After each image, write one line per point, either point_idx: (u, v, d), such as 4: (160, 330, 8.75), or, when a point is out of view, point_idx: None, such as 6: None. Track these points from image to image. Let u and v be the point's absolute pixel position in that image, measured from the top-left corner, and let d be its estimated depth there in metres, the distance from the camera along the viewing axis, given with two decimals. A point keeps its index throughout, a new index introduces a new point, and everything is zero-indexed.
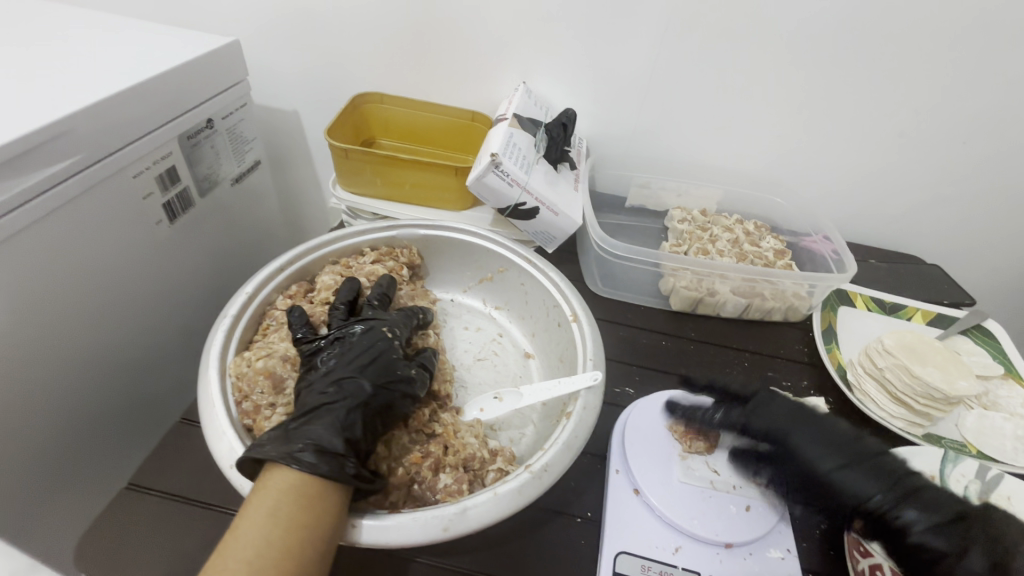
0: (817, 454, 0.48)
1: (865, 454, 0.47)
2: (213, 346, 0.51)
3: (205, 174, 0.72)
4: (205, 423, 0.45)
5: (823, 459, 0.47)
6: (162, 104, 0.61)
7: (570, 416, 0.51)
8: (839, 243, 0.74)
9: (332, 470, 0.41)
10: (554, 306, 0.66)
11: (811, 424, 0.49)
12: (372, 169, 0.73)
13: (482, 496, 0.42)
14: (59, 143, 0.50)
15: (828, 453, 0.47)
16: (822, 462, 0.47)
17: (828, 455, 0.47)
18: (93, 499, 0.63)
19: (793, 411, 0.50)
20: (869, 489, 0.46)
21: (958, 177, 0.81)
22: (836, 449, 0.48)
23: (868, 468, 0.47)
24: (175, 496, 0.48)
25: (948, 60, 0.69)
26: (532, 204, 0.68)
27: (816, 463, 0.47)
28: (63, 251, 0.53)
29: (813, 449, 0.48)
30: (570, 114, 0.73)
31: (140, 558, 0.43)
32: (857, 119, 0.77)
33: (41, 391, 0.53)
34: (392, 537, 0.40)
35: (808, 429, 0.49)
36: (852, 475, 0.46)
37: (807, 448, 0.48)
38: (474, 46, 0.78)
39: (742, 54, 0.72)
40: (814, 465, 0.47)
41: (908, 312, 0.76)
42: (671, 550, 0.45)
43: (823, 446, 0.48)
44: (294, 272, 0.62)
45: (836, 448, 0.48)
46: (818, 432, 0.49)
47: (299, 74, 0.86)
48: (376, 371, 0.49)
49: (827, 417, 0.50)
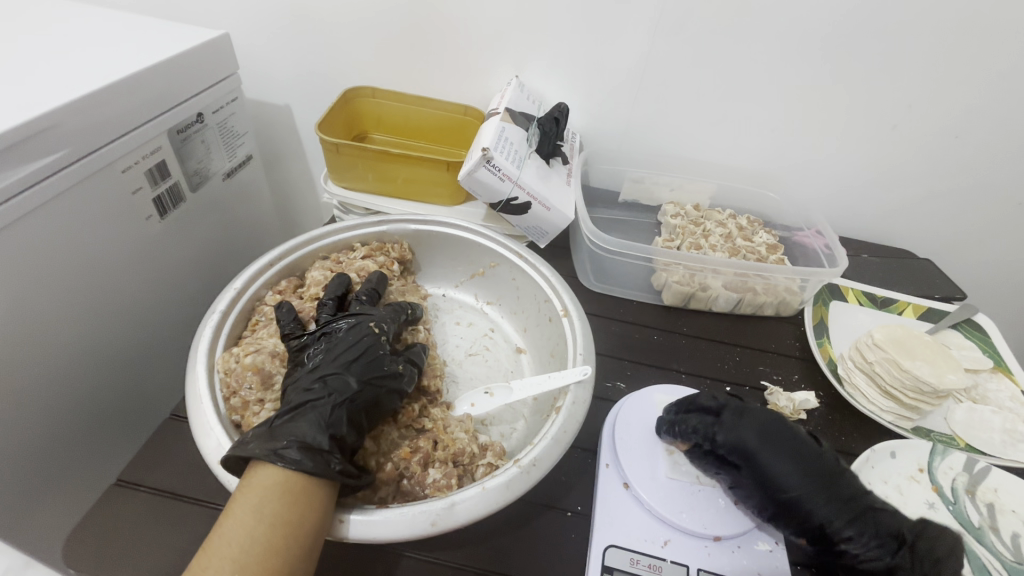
0: (784, 475, 0.45)
1: (827, 476, 0.45)
2: (201, 342, 0.51)
3: (195, 169, 0.72)
4: (192, 419, 0.45)
5: (788, 480, 0.45)
6: (151, 97, 0.60)
7: (559, 410, 0.51)
8: (831, 238, 0.74)
9: (317, 466, 0.41)
10: (545, 301, 0.66)
11: (779, 442, 0.46)
12: (363, 164, 0.73)
13: (470, 491, 0.43)
14: (45, 137, 0.50)
15: (795, 474, 0.45)
16: (786, 483, 0.45)
17: (795, 476, 0.45)
18: (83, 495, 0.63)
19: (764, 427, 0.47)
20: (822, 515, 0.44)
21: (950, 172, 0.81)
22: (801, 468, 0.45)
23: (830, 491, 0.44)
24: (163, 491, 0.47)
25: (940, 54, 0.69)
26: (523, 198, 0.67)
27: (779, 483, 0.45)
28: (50, 246, 0.53)
29: (781, 469, 0.45)
30: (563, 108, 0.72)
31: (128, 554, 0.43)
32: (849, 114, 0.77)
33: (29, 388, 0.53)
34: (380, 532, 0.40)
35: (773, 452, 0.46)
36: (815, 498, 0.44)
37: (775, 468, 0.45)
38: (467, 39, 0.77)
39: (736, 47, 0.72)
40: (778, 485, 0.45)
41: (899, 306, 0.76)
42: (659, 544, 0.45)
43: (790, 466, 0.45)
44: (283, 268, 0.62)
45: (801, 468, 0.45)
46: (782, 455, 0.46)
47: (291, 67, 0.85)
48: (363, 367, 0.49)
49: (794, 439, 0.47)
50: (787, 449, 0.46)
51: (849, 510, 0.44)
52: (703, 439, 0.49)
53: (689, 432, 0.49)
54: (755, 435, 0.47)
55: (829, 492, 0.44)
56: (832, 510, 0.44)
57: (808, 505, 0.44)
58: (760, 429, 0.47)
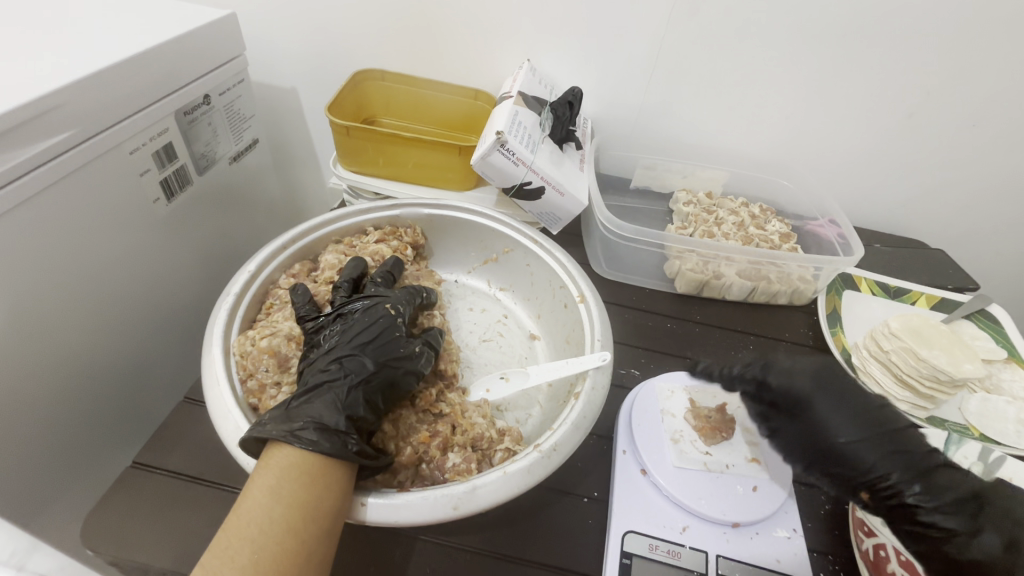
0: (842, 423, 0.44)
1: (891, 432, 0.43)
2: (216, 325, 0.50)
3: (202, 152, 0.71)
4: (210, 402, 0.45)
5: (848, 428, 0.44)
6: (159, 78, 0.59)
7: (578, 396, 0.50)
8: (845, 227, 0.74)
9: (335, 447, 0.40)
10: (560, 287, 0.66)
11: (835, 391, 0.46)
12: (374, 147, 0.72)
13: (492, 475, 0.42)
14: (51, 117, 0.48)
15: (850, 427, 0.44)
16: (851, 427, 0.44)
17: (849, 427, 0.44)
18: (94, 480, 0.63)
19: (817, 379, 0.46)
20: (886, 467, 0.42)
21: (964, 162, 0.80)
22: (858, 422, 0.44)
23: (888, 446, 0.43)
24: (179, 475, 0.47)
25: (960, 42, 0.67)
26: (538, 183, 0.66)
27: (836, 429, 0.44)
28: (57, 229, 0.52)
29: (836, 421, 0.44)
30: (576, 92, 0.71)
31: (145, 537, 0.43)
32: (867, 101, 0.75)
33: (41, 371, 0.53)
34: (403, 516, 0.40)
35: (831, 398, 0.45)
36: (873, 445, 0.43)
37: (828, 417, 0.44)
38: (478, 23, 0.76)
39: (752, 32, 0.70)
40: (838, 431, 0.44)
41: (913, 296, 0.76)
42: (678, 530, 0.45)
43: (848, 414, 0.44)
44: (296, 251, 0.61)
45: (857, 417, 0.44)
46: (840, 402, 0.45)
47: (298, 50, 0.84)
48: (378, 349, 0.49)
49: (849, 387, 0.46)
50: (844, 398, 0.45)
51: (905, 456, 0.42)
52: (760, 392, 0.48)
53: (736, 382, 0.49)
54: (809, 382, 0.46)
55: (882, 436, 0.43)
56: (893, 462, 0.42)
57: (865, 452, 0.43)
58: (822, 385, 0.46)
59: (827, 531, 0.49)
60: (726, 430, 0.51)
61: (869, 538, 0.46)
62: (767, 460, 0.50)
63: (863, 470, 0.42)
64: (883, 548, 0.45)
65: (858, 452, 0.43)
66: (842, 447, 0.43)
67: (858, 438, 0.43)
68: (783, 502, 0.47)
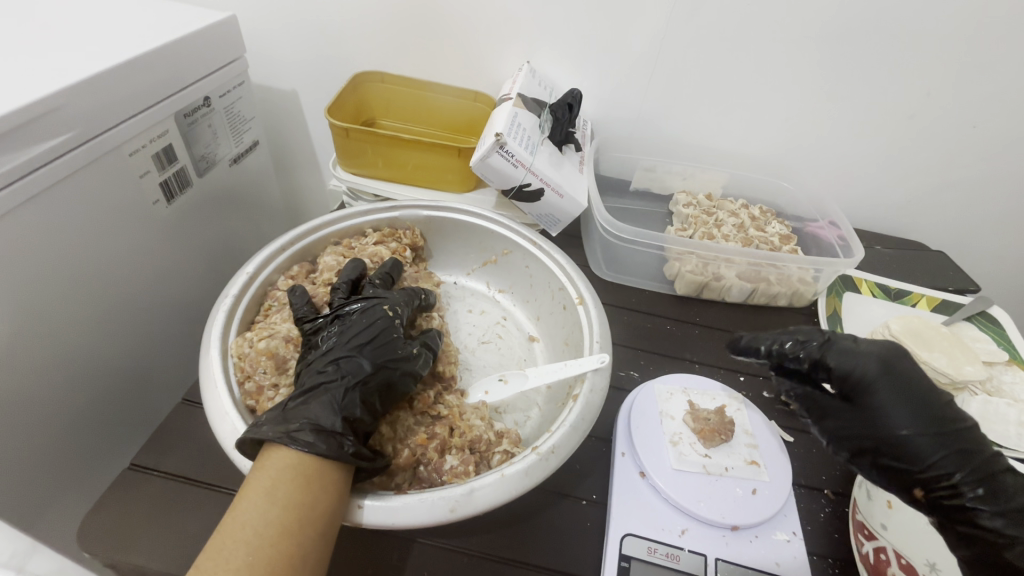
0: (902, 415, 0.43)
1: (957, 430, 0.42)
2: (214, 327, 0.50)
3: (202, 154, 0.71)
4: (208, 404, 0.45)
5: (908, 420, 0.43)
6: (158, 80, 0.59)
7: (577, 399, 0.50)
8: (845, 228, 0.74)
9: (330, 448, 0.40)
10: (559, 289, 0.66)
11: (904, 380, 0.44)
12: (374, 149, 0.72)
13: (489, 478, 0.42)
14: (50, 119, 0.48)
15: (912, 419, 0.43)
16: (912, 420, 0.43)
17: (910, 419, 0.43)
18: (93, 482, 0.62)
19: (884, 364, 0.45)
20: (946, 465, 0.41)
21: (964, 163, 0.80)
22: (921, 415, 0.43)
23: (950, 443, 0.41)
24: (177, 477, 0.47)
25: (959, 44, 0.67)
26: (537, 185, 0.66)
27: (895, 421, 0.43)
28: (57, 231, 0.52)
29: (897, 412, 0.43)
30: (575, 94, 0.71)
31: (141, 539, 0.43)
32: (866, 103, 0.75)
33: (40, 373, 0.53)
34: (399, 518, 0.40)
35: (897, 388, 0.44)
36: (934, 441, 0.42)
37: (890, 407, 0.43)
38: (477, 26, 0.76)
39: (750, 34, 0.70)
40: (896, 421, 0.43)
41: (913, 298, 0.76)
42: (677, 533, 0.45)
43: (912, 407, 0.43)
44: (295, 253, 0.61)
45: (921, 411, 0.43)
46: (905, 393, 0.44)
47: (298, 52, 0.84)
48: (376, 350, 0.49)
49: (920, 378, 0.44)
50: (910, 389, 0.44)
51: (969, 457, 0.41)
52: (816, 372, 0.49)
53: (791, 360, 0.50)
54: (874, 365, 0.45)
55: (946, 433, 0.42)
56: (953, 461, 0.41)
57: (924, 447, 0.42)
58: (891, 370, 0.45)
59: (827, 534, 0.49)
60: (725, 433, 0.51)
61: (868, 541, 0.46)
62: (766, 462, 0.50)
63: (919, 464, 0.42)
64: (883, 552, 0.45)
65: (917, 446, 0.42)
66: (901, 440, 0.42)
67: (920, 432, 0.42)
68: (782, 505, 0.47)
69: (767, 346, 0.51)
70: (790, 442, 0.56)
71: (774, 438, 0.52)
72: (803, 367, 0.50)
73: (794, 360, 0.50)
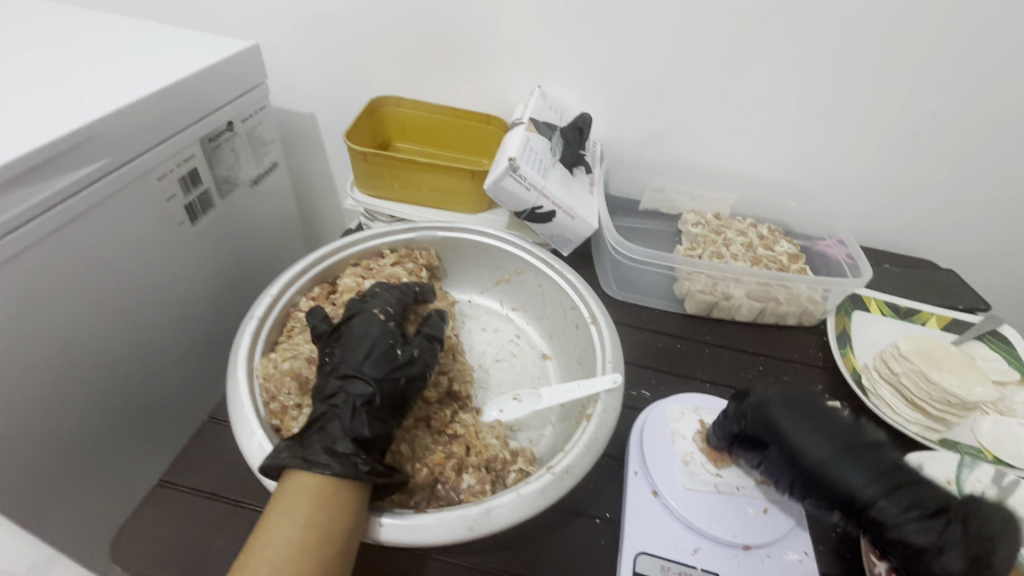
0: (814, 443, 0.42)
1: (863, 449, 0.41)
2: (241, 348, 0.52)
3: (225, 176, 0.73)
4: (235, 423, 0.46)
5: (817, 450, 0.42)
6: (185, 107, 0.62)
7: (591, 418, 0.51)
8: (854, 247, 0.75)
9: (345, 469, 0.41)
10: (572, 308, 0.67)
11: (810, 410, 0.44)
12: (391, 172, 0.74)
13: (506, 497, 0.43)
14: (88, 146, 0.51)
15: (823, 446, 0.42)
16: (822, 449, 0.42)
17: (820, 446, 0.42)
18: (119, 498, 0.64)
19: (790, 399, 0.45)
20: (858, 486, 0.40)
21: (971, 182, 0.81)
22: (829, 442, 0.42)
23: (859, 465, 0.40)
24: (203, 492, 0.49)
25: (959, 66, 0.69)
26: (548, 207, 0.68)
27: (804, 447, 0.42)
28: (91, 252, 0.54)
29: (808, 442, 0.42)
30: (586, 119, 0.74)
31: (170, 555, 0.44)
32: (871, 123, 0.77)
33: (73, 391, 0.55)
34: (420, 536, 0.41)
35: (804, 418, 0.43)
36: (843, 463, 0.41)
37: (800, 438, 0.43)
38: (490, 51, 0.79)
39: (756, 58, 0.72)
40: (809, 451, 0.42)
41: (923, 316, 0.76)
42: (689, 551, 0.46)
43: (821, 433, 0.42)
44: (316, 275, 0.63)
45: (825, 435, 0.42)
46: (812, 421, 0.43)
47: (318, 78, 0.87)
48: (376, 362, 0.48)
49: (823, 407, 0.44)
50: (817, 417, 0.43)
51: (878, 474, 0.40)
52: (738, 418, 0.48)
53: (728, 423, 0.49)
54: (780, 403, 0.45)
55: (855, 454, 0.41)
56: (866, 482, 0.40)
57: (837, 474, 0.41)
58: (795, 406, 0.44)
59: (840, 555, 0.49)
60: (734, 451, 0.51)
61: (881, 562, 0.46)
62: None
63: (838, 490, 0.41)
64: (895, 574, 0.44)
65: (829, 474, 0.41)
66: (815, 469, 0.41)
67: (829, 459, 0.41)
68: (794, 525, 0.48)
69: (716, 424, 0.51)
70: None
71: None
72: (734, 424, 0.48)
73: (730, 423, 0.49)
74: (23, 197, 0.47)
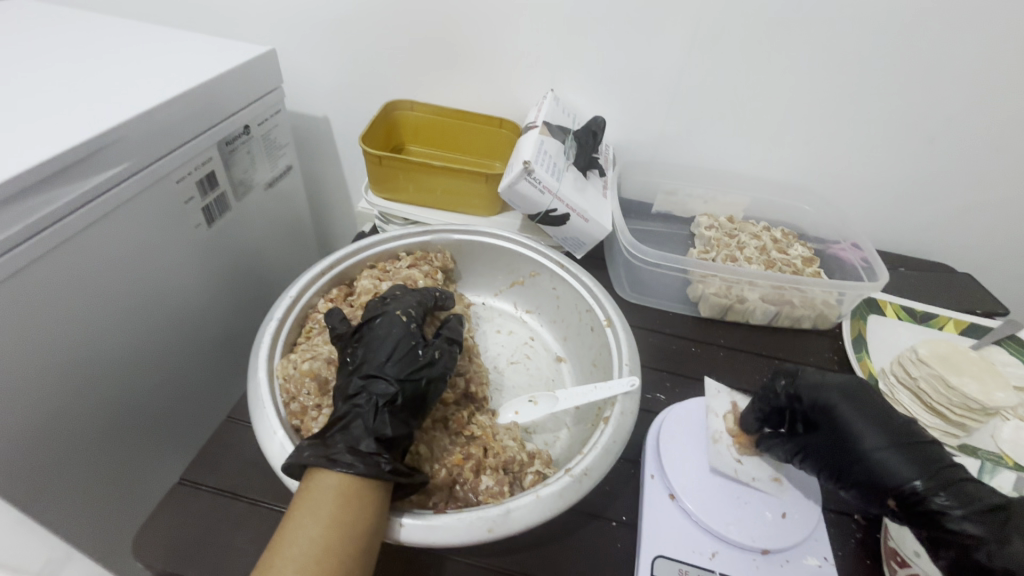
0: (866, 431, 0.44)
1: (914, 442, 0.42)
2: (261, 349, 0.53)
3: (241, 178, 0.74)
4: (256, 423, 0.47)
5: (869, 438, 0.43)
6: (203, 111, 0.63)
7: (608, 421, 0.51)
8: (870, 251, 0.74)
9: (368, 468, 0.41)
10: (587, 310, 0.67)
11: (866, 403, 0.45)
12: (405, 175, 0.75)
13: (525, 498, 0.43)
14: (110, 150, 0.52)
15: (875, 435, 0.43)
16: (875, 436, 0.43)
17: (872, 434, 0.43)
18: (139, 497, 0.65)
19: (846, 389, 0.46)
20: (908, 473, 0.41)
21: (988, 185, 0.80)
22: (883, 432, 0.43)
23: (911, 455, 0.42)
24: (223, 492, 0.49)
25: (976, 69, 0.69)
26: (562, 210, 0.68)
27: (862, 434, 0.44)
28: (110, 254, 0.55)
29: (861, 430, 0.44)
30: (599, 122, 0.74)
31: (190, 554, 0.45)
32: (886, 127, 0.77)
33: (94, 391, 0.56)
34: (440, 537, 0.41)
35: (859, 408, 0.45)
36: (897, 452, 0.42)
37: (854, 426, 0.44)
38: (503, 55, 0.79)
39: (769, 61, 0.72)
40: (861, 438, 0.44)
41: (940, 321, 0.75)
42: (707, 556, 0.46)
43: (873, 423, 0.44)
44: (334, 276, 0.64)
45: (884, 425, 0.44)
46: (867, 412, 0.45)
47: (332, 82, 0.88)
48: (400, 363, 0.49)
49: (879, 401, 0.46)
50: (871, 410, 0.45)
51: (930, 464, 0.41)
52: (789, 402, 0.50)
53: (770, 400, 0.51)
54: (836, 392, 0.46)
55: (907, 445, 0.42)
56: (916, 470, 0.41)
57: (886, 459, 0.42)
58: (851, 395, 0.46)
59: (859, 561, 0.49)
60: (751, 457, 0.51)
61: (902, 569, 0.46)
62: (794, 486, 0.50)
63: (888, 477, 0.42)
64: None
65: (880, 460, 0.42)
66: (864, 456, 0.43)
67: (881, 447, 0.43)
68: (813, 530, 0.47)
69: (752, 402, 0.52)
70: None
71: None
72: (783, 404, 0.50)
73: (775, 398, 0.51)
74: (44, 203, 0.47)
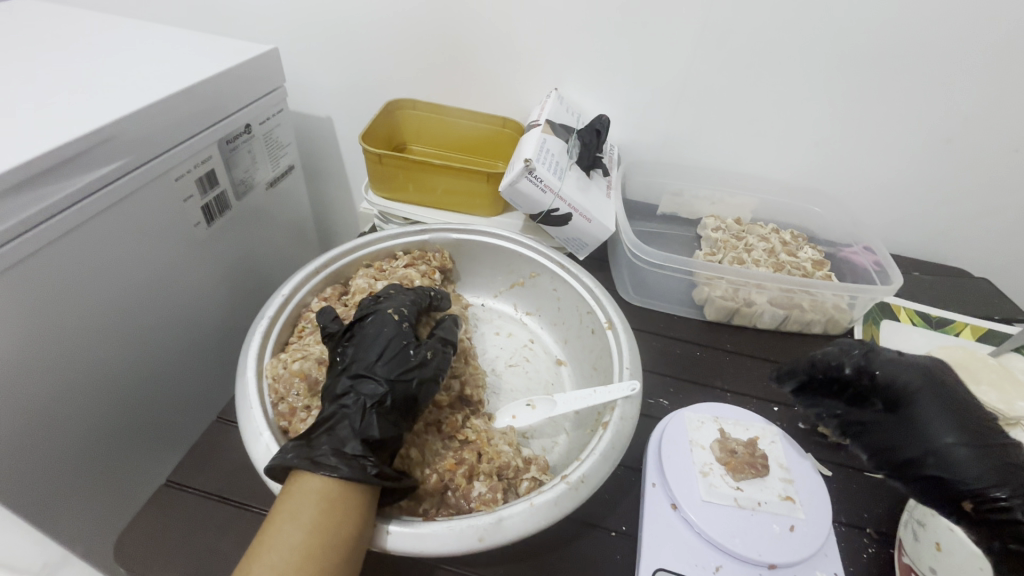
0: (944, 426, 0.44)
1: (1001, 445, 0.41)
2: (251, 347, 0.52)
3: (242, 178, 0.74)
4: (243, 424, 0.46)
5: (946, 431, 0.43)
6: (204, 110, 0.62)
7: (607, 426, 0.49)
8: (883, 254, 0.72)
9: (353, 471, 0.40)
10: (588, 313, 0.65)
11: (949, 396, 0.45)
12: (405, 174, 0.74)
13: (518, 507, 0.42)
14: (107, 146, 0.52)
15: (953, 430, 0.43)
16: (953, 432, 0.43)
17: (951, 429, 0.43)
18: (128, 497, 0.64)
19: (929, 377, 0.47)
20: (981, 475, 0.41)
21: (1008, 188, 0.77)
22: (964, 428, 0.43)
23: (989, 456, 0.41)
24: (210, 494, 0.48)
25: (996, 68, 0.67)
26: (565, 210, 0.67)
27: (936, 430, 0.44)
28: (105, 251, 0.54)
29: (937, 423, 0.44)
30: (604, 121, 0.72)
31: (174, 558, 0.43)
32: (901, 127, 0.74)
33: (83, 388, 0.55)
34: (428, 546, 0.40)
35: (939, 403, 0.45)
36: (974, 451, 0.42)
37: (932, 417, 0.45)
38: (508, 54, 0.78)
39: (780, 59, 0.71)
40: (939, 430, 0.44)
41: (957, 326, 0.73)
42: (711, 570, 0.44)
43: (953, 418, 0.44)
44: (329, 275, 0.63)
45: (969, 424, 0.43)
46: (949, 407, 0.44)
47: (335, 82, 0.88)
48: (391, 362, 0.47)
49: (967, 398, 0.45)
50: (954, 404, 0.44)
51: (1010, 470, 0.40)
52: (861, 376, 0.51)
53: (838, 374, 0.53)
54: (917, 379, 0.47)
55: (988, 446, 0.42)
56: (992, 473, 0.40)
57: (961, 457, 0.42)
58: (933, 385, 0.46)
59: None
60: (755, 466, 0.49)
61: None
62: (801, 498, 0.48)
63: (960, 475, 0.42)
64: None
65: (955, 456, 0.42)
66: (936, 451, 0.43)
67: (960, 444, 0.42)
68: (821, 545, 0.45)
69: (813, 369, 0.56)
70: (829, 478, 0.54)
71: (810, 474, 0.50)
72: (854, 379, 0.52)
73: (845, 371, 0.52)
74: (38, 199, 0.47)
